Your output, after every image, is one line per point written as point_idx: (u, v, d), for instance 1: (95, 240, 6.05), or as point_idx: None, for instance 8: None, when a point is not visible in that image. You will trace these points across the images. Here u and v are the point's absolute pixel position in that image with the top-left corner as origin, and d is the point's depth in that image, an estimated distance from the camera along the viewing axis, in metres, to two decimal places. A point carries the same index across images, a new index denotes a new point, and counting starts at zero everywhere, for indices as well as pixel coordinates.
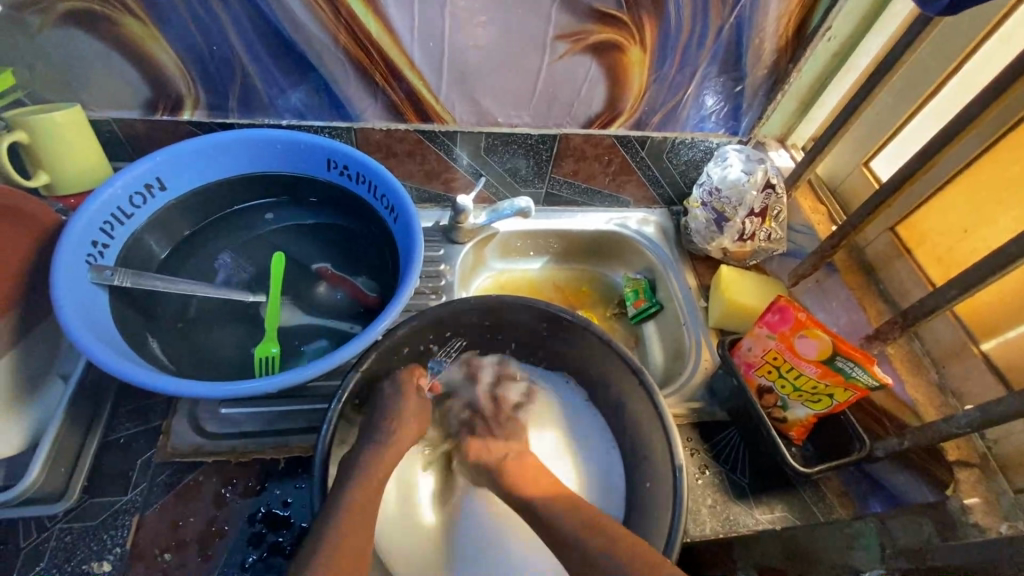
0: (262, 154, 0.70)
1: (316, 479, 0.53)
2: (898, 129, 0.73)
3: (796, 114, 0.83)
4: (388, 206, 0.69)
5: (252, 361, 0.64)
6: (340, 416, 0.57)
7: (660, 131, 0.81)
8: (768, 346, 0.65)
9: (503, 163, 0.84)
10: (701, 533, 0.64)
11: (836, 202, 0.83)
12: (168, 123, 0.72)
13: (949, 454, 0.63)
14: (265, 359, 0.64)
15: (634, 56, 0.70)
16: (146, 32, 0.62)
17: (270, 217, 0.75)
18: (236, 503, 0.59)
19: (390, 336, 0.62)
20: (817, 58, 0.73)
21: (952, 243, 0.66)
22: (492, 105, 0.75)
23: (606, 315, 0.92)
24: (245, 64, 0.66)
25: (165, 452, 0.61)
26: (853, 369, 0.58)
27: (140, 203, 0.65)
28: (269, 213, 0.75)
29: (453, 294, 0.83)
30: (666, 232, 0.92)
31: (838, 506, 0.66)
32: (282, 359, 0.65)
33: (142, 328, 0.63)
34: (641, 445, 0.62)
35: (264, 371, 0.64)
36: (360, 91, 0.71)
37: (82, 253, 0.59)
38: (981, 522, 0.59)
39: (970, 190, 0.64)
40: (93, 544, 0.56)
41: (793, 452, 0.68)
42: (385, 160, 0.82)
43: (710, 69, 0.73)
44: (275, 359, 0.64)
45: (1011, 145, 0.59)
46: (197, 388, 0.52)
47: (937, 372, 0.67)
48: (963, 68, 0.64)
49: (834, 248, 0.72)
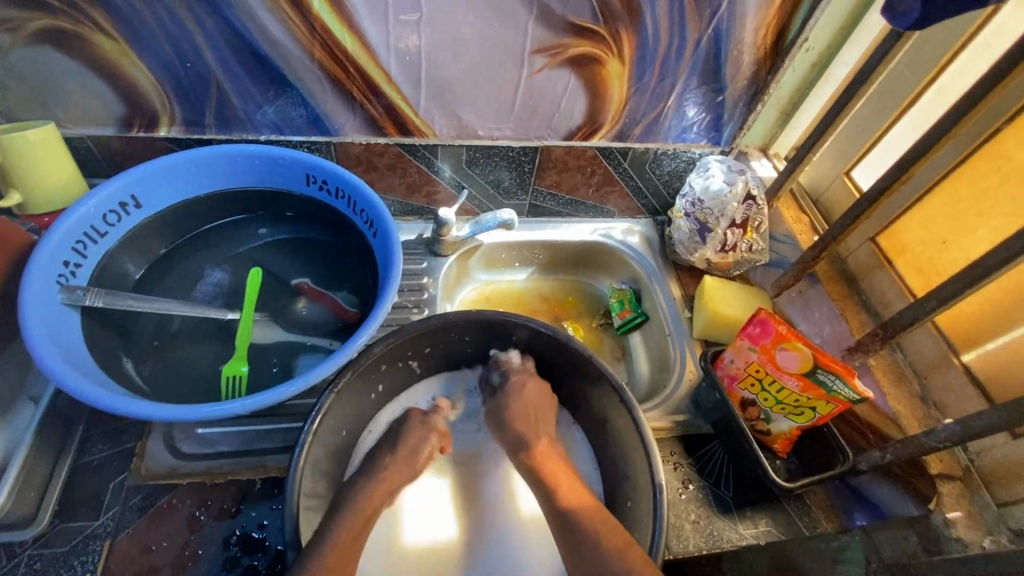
0: (239, 171, 0.70)
1: (287, 502, 0.51)
2: (877, 140, 0.73)
3: (778, 124, 0.83)
4: (366, 220, 0.69)
5: (219, 379, 0.63)
6: (315, 436, 0.56)
7: (641, 142, 0.81)
8: (750, 359, 0.65)
9: (486, 175, 0.84)
10: (685, 550, 0.63)
11: (819, 212, 0.83)
12: (144, 139, 0.71)
13: (932, 467, 0.62)
14: (233, 377, 0.63)
15: (613, 69, 0.70)
16: (118, 49, 0.61)
17: (264, 231, 0.74)
18: (210, 527, 0.58)
19: (367, 354, 0.61)
20: (796, 69, 0.73)
21: (932, 253, 0.66)
22: (471, 118, 0.75)
23: (592, 326, 0.92)
24: (221, 80, 0.66)
25: (138, 474, 0.60)
26: (835, 382, 0.58)
27: (114, 221, 0.65)
28: (261, 228, 0.74)
29: (436, 308, 0.82)
30: (650, 242, 0.92)
31: (823, 520, 0.66)
32: (251, 378, 0.64)
33: (116, 348, 0.62)
34: (623, 461, 0.62)
35: (231, 390, 0.62)
36: (338, 105, 0.71)
37: (53, 273, 0.58)
38: (963, 536, 0.58)
39: (949, 200, 0.64)
40: (62, 571, 0.55)
41: (777, 465, 0.67)
42: (365, 174, 0.81)
43: (690, 81, 0.73)
44: (244, 377, 0.63)
45: (988, 156, 0.59)
46: (168, 412, 0.51)
47: (920, 384, 0.67)
48: (939, 79, 0.64)
49: (817, 259, 0.72)
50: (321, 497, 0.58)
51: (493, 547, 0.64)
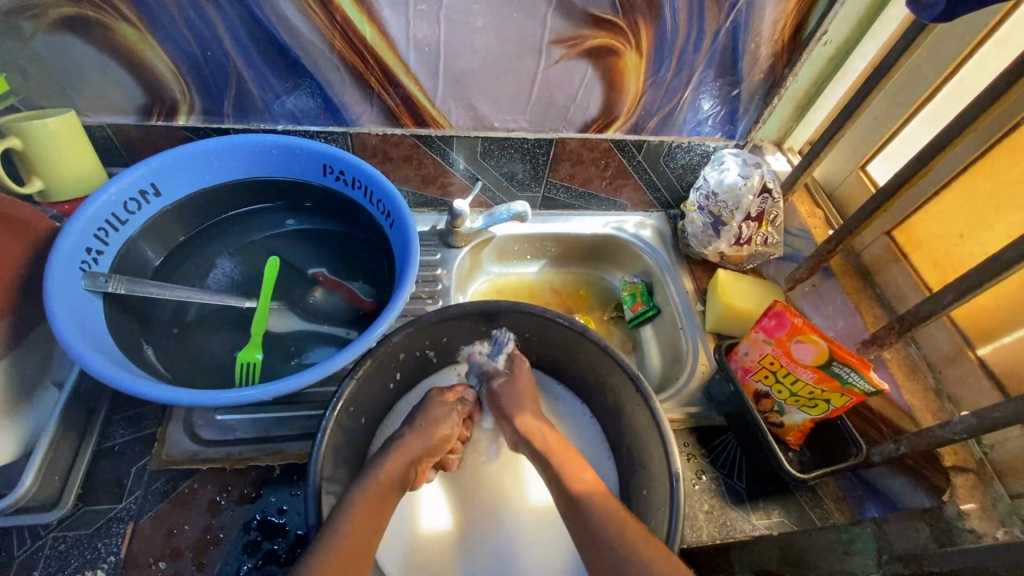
0: (258, 160, 0.70)
1: (309, 487, 0.52)
2: (893, 134, 0.73)
3: (793, 118, 0.83)
4: (383, 211, 0.69)
5: (233, 366, 0.64)
6: (335, 423, 0.56)
7: (656, 135, 0.81)
8: (765, 351, 0.65)
9: (500, 166, 0.84)
10: (698, 539, 0.65)
11: (833, 206, 0.83)
12: (162, 128, 0.71)
13: (945, 459, 0.63)
14: (247, 365, 0.63)
15: (630, 61, 0.70)
16: (140, 38, 0.62)
17: (292, 223, 0.75)
18: (231, 511, 0.59)
19: (386, 342, 0.61)
20: (813, 63, 0.73)
21: (949, 247, 0.66)
22: (487, 109, 0.75)
23: (603, 319, 0.92)
24: (240, 69, 0.66)
25: (160, 459, 0.61)
26: (850, 374, 0.58)
27: (135, 209, 0.65)
28: (290, 220, 0.75)
29: (450, 299, 0.83)
30: (662, 235, 0.92)
31: (835, 511, 0.67)
32: (264, 365, 0.64)
33: (137, 335, 0.63)
34: (639, 451, 0.62)
35: (245, 379, 0.63)
36: (356, 96, 0.71)
37: (76, 259, 0.59)
38: (977, 527, 0.59)
39: (966, 194, 0.64)
40: (86, 553, 0.56)
41: (790, 457, 0.68)
42: (380, 165, 0.81)
43: (706, 73, 0.73)
44: (258, 365, 0.64)
45: (1006, 151, 0.59)
46: (191, 397, 0.52)
47: (934, 377, 0.67)
48: (959, 74, 0.64)
49: (831, 253, 0.72)
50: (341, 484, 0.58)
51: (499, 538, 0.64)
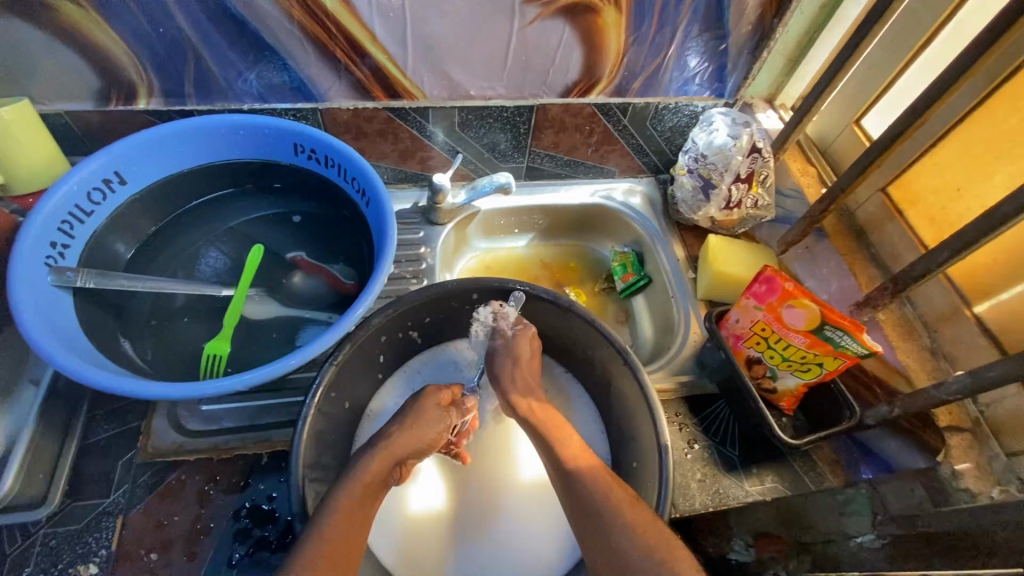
0: (225, 142, 0.67)
1: (292, 475, 0.51)
2: (889, 85, 0.69)
3: (784, 73, 0.79)
4: (358, 189, 0.67)
5: (200, 357, 0.62)
6: (317, 409, 0.55)
7: (641, 97, 0.78)
8: (756, 318, 0.64)
9: (480, 137, 0.81)
10: (691, 508, 0.65)
11: (827, 163, 0.80)
12: (124, 113, 0.69)
13: (940, 420, 0.62)
14: (215, 357, 0.62)
15: (609, 18, 0.66)
16: (87, 17, 0.58)
17: (298, 220, 0.72)
18: (219, 500, 0.59)
19: (367, 325, 0.60)
20: (803, 12, 0.69)
21: (946, 202, 0.64)
22: (462, 77, 0.71)
23: (594, 291, 0.91)
24: (196, 45, 0.63)
25: (145, 452, 0.60)
26: (843, 338, 0.57)
27: (100, 199, 0.63)
28: (295, 215, 0.72)
29: (435, 278, 0.81)
30: (652, 201, 0.89)
31: (829, 474, 0.67)
32: (234, 357, 0.63)
33: (113, 329, 0.61)
34: (628, 423, 0.62)
35: (209, 370, 0.61)
36: (322, 69, 0.67)
37: (40, 255, 0.57)
38: (972, 486, 0.57)
39: (963, 147, 0.61)
40: (77, 547, 0.56)
41: (783, 423, 0.67)
42: (355, 141, 0.78)
43: (691, 28, 0.69)
44: (226, 357, 0.62)
45: (1007, 97, 0.56)
46: (164, 391, 0.50)
47: (930, 336, 0.65)
48: (957, 15, 0.60)
49: (824, 213, 0.70)
50: (327, 469, 0.58)
51: (492, 524, 0.64)
